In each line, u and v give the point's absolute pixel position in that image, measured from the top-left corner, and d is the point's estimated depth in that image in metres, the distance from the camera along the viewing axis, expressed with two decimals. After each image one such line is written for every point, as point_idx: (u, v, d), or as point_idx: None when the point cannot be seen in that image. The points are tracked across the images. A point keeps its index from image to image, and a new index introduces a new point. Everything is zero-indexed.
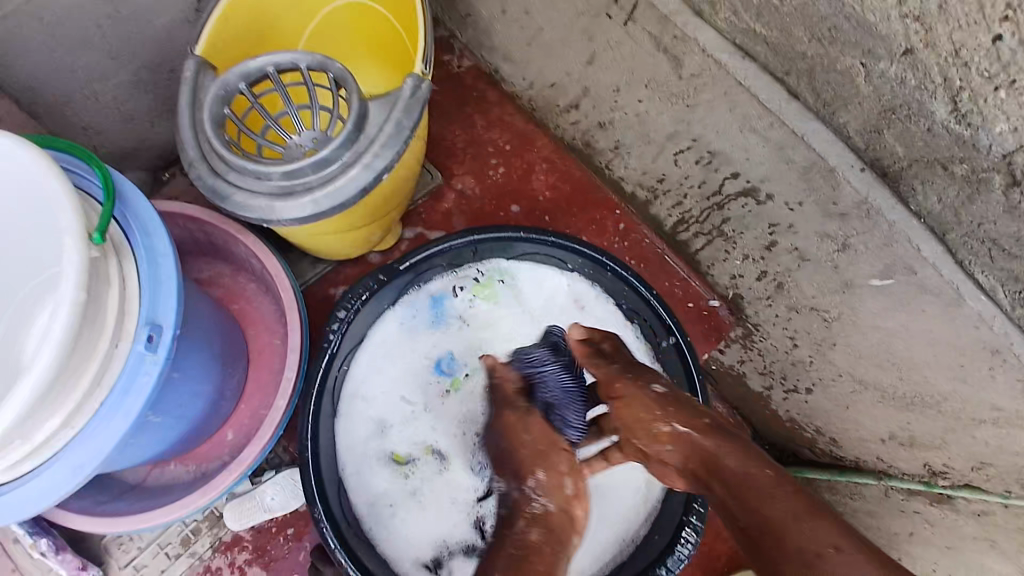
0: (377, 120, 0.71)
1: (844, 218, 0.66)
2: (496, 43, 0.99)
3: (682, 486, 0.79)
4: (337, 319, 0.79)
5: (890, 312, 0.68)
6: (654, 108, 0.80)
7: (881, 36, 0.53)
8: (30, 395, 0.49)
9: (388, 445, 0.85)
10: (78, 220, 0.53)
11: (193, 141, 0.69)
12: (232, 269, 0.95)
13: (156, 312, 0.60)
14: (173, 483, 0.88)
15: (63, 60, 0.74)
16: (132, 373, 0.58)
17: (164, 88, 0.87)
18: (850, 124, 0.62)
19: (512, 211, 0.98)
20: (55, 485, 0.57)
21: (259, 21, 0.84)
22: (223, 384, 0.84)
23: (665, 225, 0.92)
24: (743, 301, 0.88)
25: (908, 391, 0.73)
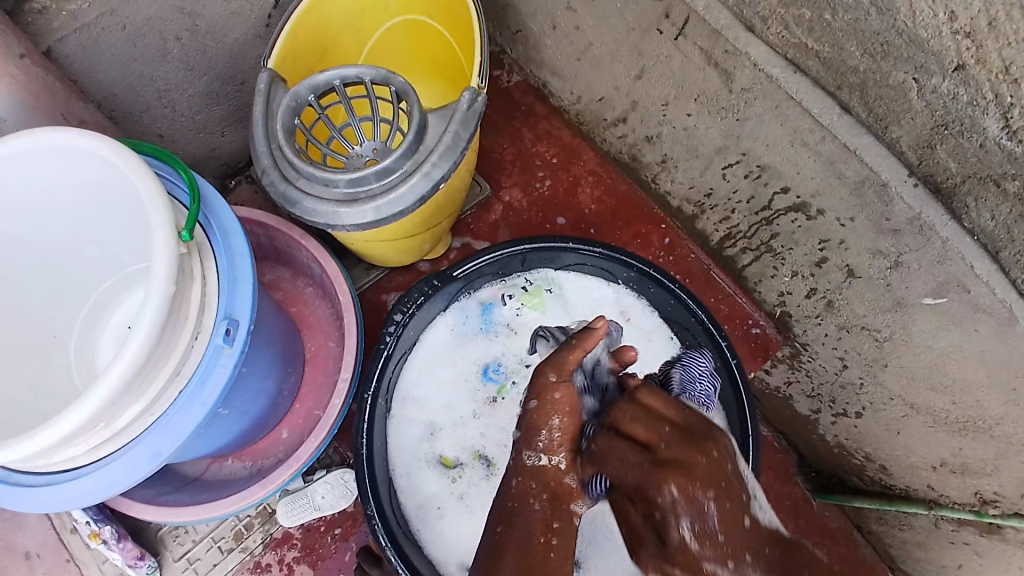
0: (436, 132, 0.74)
1: (896, 236, 0.66)
2: (545, 59, 1.01)
3: None
4: (392, 322, 0.84)
5: (940, 332, 0.67)
6: (703, 124, 0.80)
7: (934, 52, 0.53)
8: (119, 380, 0.53)
9: (436, 448, 0.86)
10: (166, 218, 0.57)
11: (265, 148, 0.73)
12: (291, 273, 0.99)
13: (232, 308, 0.64)
14: (232, 477, 0.92)
15: (142, 70, 0.80)
16: (209, 364, 0.62)
17: (231, 99, 0.92)
18: (901, 140, 0.60)
19: (559, 223, 1.02)
20: (135, 469, 0.61)
21: (325, 37, 0.89)
22: (282, 382, 0.88)
23: (711, 240, 0.95)
24: (791, 318, 0.89)
25: (961, 415, 0.71)
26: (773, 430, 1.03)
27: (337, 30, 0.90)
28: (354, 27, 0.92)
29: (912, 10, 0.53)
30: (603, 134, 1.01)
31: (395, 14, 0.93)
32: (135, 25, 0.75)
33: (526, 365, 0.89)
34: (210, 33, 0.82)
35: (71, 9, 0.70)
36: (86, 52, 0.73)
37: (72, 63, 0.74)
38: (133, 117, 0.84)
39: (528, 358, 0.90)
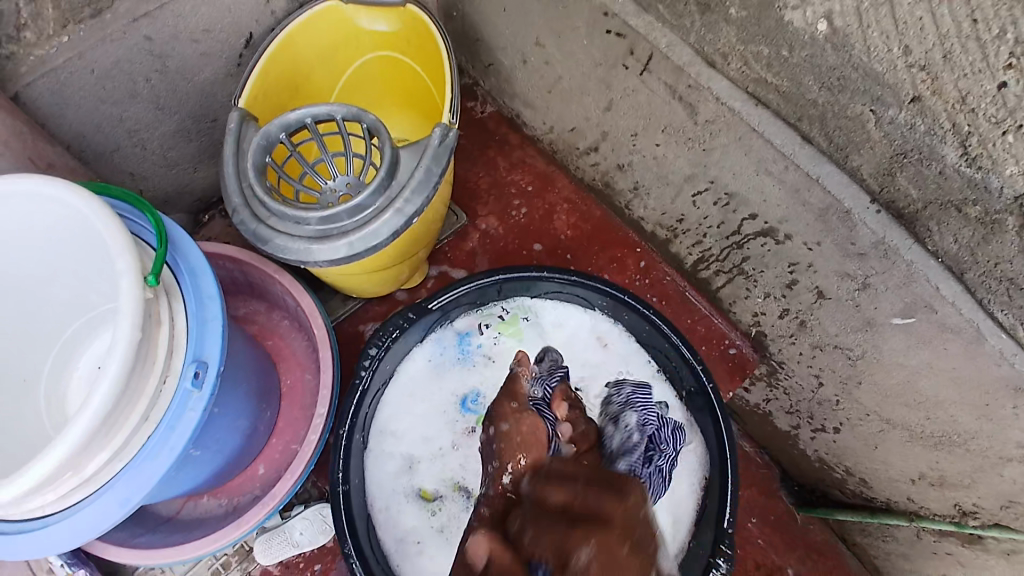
0: (409, 167, 0.75)
1: (863, 258, 0.67)
2: (516, 90, 1.03)
3: (708, 527, 0.76)
4: (367, 356, 0.84)
5: (911, 350, 0.69)
6: (671, 153, 0.82)
7: (889, 85, 0.55)
8: (84, 430, 0.52)
9: (415, 482, 0.85)
10: (132, 263, 0.57)
11: (237, 187, 0.73)
12: (266, 308, 0.99)
13: (201, 350, 0.63)
14: (207, 516, 0.90)
15: (111, 111, 0.79)
16: (178, 409, 0.61)
17: (203, 137, 0.92)
18: (862, 169, 0.62)
19: (536, 249, 1.02)
20: (103, 519, 0.59)
21: (296, 76, 0.89)
22: (258, 418, 0.87)
23: (685, 262, 0.97)
24: (766, 337, 0.90)
25: (936, 430, 0.73)
26: (754, 446, 1.04)
27: (308, 68, 0.90)
28: (325, 64, 0.92)
29: (866, 46, 0.54)
30: (576, 162, 1.02)
31: (368, 49, 0.93)
32: (104, 68, 0.74)
33: None
34: (180, 73, 0.82)
35: (39, 54, 0.69)
36: (53, 96, 0.73)
37: (39, 107, 0.73)
38: (103, 159, 0.84)
39: (506, 386, 0.90)
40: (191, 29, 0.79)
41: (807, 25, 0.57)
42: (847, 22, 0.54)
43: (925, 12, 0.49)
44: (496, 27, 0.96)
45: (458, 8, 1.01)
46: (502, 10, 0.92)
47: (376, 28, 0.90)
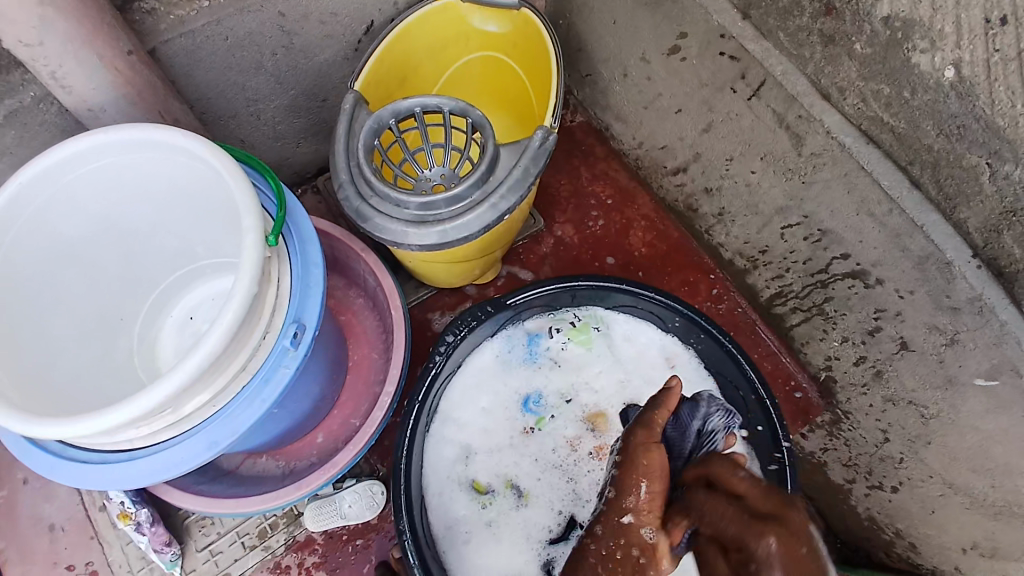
0: (507, 166, 0.78)
1: (955, 313, 0.66)
2: (611, 105, 1.05)
3: None
4: (443, 343, 0.87)
5: (989, 415, 0.67)
6: (766, 183, 0.82)
7: (1009, 140, 0.55)
8: (194, 370, 0.56)
9: (470, 472, 0.87)
10: (257, 222, 0.60)
11: (346, 165, 0.78)
12: (344, 283, 1.02)
13: (302, 312, 0.67)
14: (265, 475, 0.93)
15: (235, 78, 0.84)
16: (274, 363, 0.64)
17: (311, 113, 0.97)
18: (969, 222, 0.62)
19: (608, 263, 1.04)
20: (190, 457, 0.63)
21: (408, 66, 0.94)
22: (327, 388, 0.91)
23: (760, 296, 0.97)
24: (836, 385, 0.90)
25: (999, 499, 0.70)
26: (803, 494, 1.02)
27: (418, 61, 0.94)
28: (434, 59, 0.96)
29: (991, 99, 0.55)
30: (660, 181, 1.03)
31: (475, 49, 0.97)
32: (236, 38, 0.79)
33: (567, 400, 0.91)
34: (303, 51, 0.86)
35: (178, 14, 0.74)
36: (186, 56, 0.78)
37: (173, 63, 0.78)
38: (219, 121, 0.89)
39: (569, 394, 0.92)
40: (320, 12, 0.83)
41: (933, 70, 0.58)
42: (976, 72, 0.55)
43: None
44: (602, 40, 0.98)
45: (565, 18, 1.04)
46: (612, 25, 0.94)
47: (487, 29, 0.94)
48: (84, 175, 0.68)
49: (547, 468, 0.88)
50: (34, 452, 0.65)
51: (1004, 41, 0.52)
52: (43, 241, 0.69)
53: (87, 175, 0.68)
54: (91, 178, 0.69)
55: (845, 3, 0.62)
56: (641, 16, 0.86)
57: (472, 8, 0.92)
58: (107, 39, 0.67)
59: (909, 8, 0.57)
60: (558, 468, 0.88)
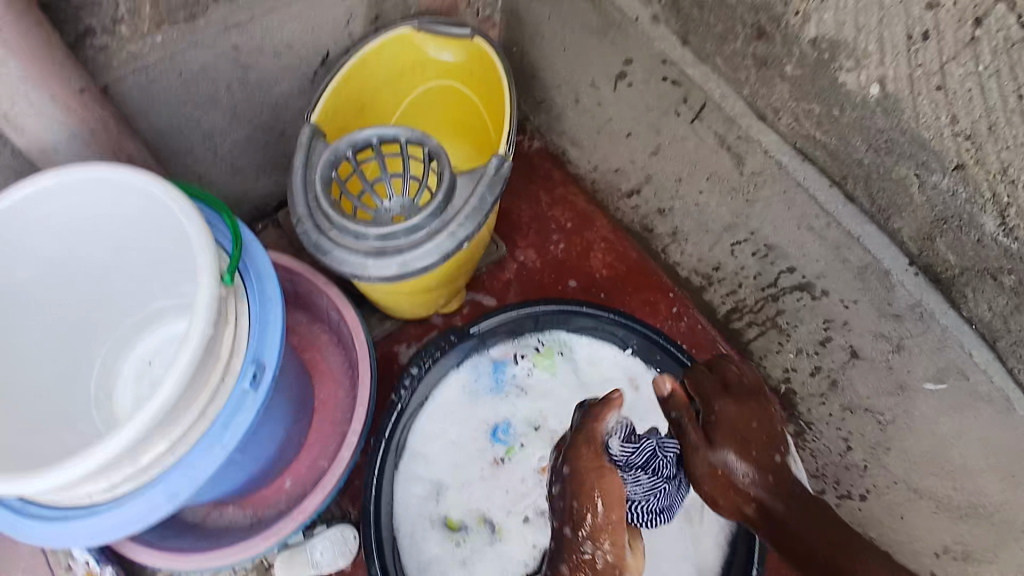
0: (462, 195, 0.79)
1: (899, 319, 0.68)
2: (566, 130, 1.07)
3: None
4: (407, 375, 0.87)
5: (943, 418, 0.69)
6: (714, 202, 0.84)
7: (935, 151, 0.58)
8: (151, 417, 0.55)
9: (441, 509, 0.87)
10: (211, 263, 0.60)
11: (303, 199, 0.78)
12: (308, 318, 1.01)
13: (261, 352, 0.67)
14: (231, 526, 0.91)
15: (190, 114, 0.85)
16: (235, 406, 0.64)
17: (268, 147, 0.97)
18: (903, 232, 0.64)
19: (570, 286, 1.05)
20: (152, 508, 0.62)
21: (364, 97, 0.95)
22: (292, 429, 0.90)
23: (718, 312, 0.98)
24: (796, 397, 0.91)
25: (962, 501, 0.72)
26: None
27: (374, 90, 0.96)
28: (391, 88, 0.98)
29: (915, 113, 0.58)
30: (617, 204, 1.05)
31: (430, 79, 0.99)
32: (190, 74, 0.80)
33: (536, 427, 0.91)
34: (259, 84, 0.87)
35: (131, 50, 0.74)
36: (141, 92, 0.78)
37: (126, 101, 0.78)
38: (176, 157, 0.89)
39: (538, 421, 0.92)
40: (273, 45, 0.84)
41: (860, 88, 0.61)
42: (899, 87, 0.58)
43: (973, 84, 0.53)
44: (554, 67, 1.01)
45: (518, 46, 1.06)
46: (563, 52, 0.96)
47: (441, 59, 0.96)
48: (37, 220, 0.69)
49: (519, 500, 0.88)
50: None
51: (924, 56, 0.55)
52: None
53: (38, 219, 0.69)
54: (44, 221, 0.69)
55: (775, 26, 0.65)
56: (589, 43, 0.89)
57: (427, 38, 0.93)
58: (60, 79, 0.67)
59: (834, 30, 0.60)
60: (529, 498, 0.88)
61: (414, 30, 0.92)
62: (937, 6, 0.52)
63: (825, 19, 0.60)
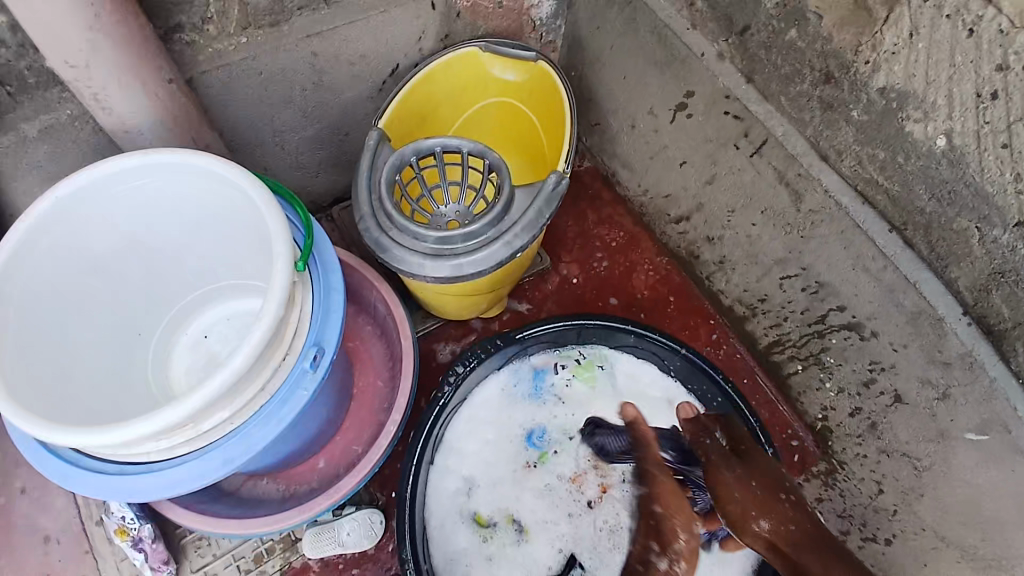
0: (521, 207, 0.81)
1: (947, 368, 0.69)
2: (618, 151, 1.09)
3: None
4: (452, 373, 0.90)
5: (980, 468, 0.69)
6: (766, 235, 0.86)
7: (997, 207, 0.59)
8: (220, 386, 0.58)
9: (471, 504, 0.89)
10: (288, 247, 0.63)
11: (367, 198, 0.81)
12: (354, 310, 1.03)
13: (321, 337, 0.69)
14: (264, 498, 0.93)
15: (265, 110, 0.88)
16: (293, 385, 0.66)
17: (333, 145, 1.01)
18: (959, 282, 0.65)
19: (611, 303, 1.06)
20: (204, 474, 0.64)
21: (429, 109, 0.98)
22: (333, 414, 0.93)
23: (759, 343, 0.99)
24: (832, 434, 0.92)
25: (989, 552, 0.71)
26: None
27: (436, 104, 0.98)
28: (452, 103, 1.00)
29: (980, 167, 0.59)
30: (664, 228, 1.07)
31: (492, 95, 1.01)
32: (270, 73, 0.83)
33: (570, 436, 0.93)
34: (332, 90, 0.90)
35: (216, 48, 0.78)
36: (222, 87, 0.81)
37: (208, 94, 0.82)
38: (246, 149, 0.93)
39: (572, 430, 0.93)
40: (351, 53, 0.87)
41: (927, 138, 0.62)
42: (966, 142, 0.59)
43: None
44: (613, 93, 1.03)
45: (577, 70, 1.09)
46: (623, 79, 0.98)
47: (504, 77, 0.99)
48: (120, 192, 0.71)
49: (548, 505, 0.89)
50: (46, 458, 0.65)
51: (993, 114, 0.56)
52: (72, 256, 0.71)
53: (120, 194, 0.71)
54: (125, 196, 0.72)
55: (844, 73, 0.67)
56: (651, 74, 0.91)
57: (492, 58, 0.96)
58: (153, 68, 0.71)
59: (903, 81, 0.62)
60: (557, 504, 0.89)
61: (480, 49, 0.95)
62: (1006, 69, 0.54)
63: (894, 70, 0.62)
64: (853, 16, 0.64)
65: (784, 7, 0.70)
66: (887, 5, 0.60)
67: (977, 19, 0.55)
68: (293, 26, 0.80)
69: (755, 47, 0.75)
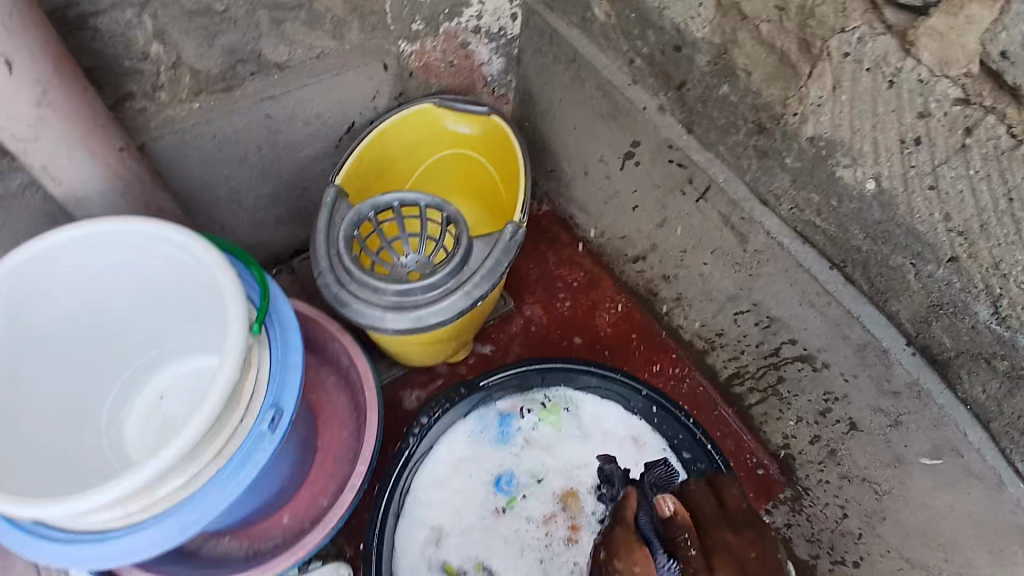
0: (479, 257, 0.83)
1: (897, 397, 0.72)
2: (574, 196, 1.12)
3: None
4: (417, 425, 0.91)
5: (936, 492, 0.71)
6: (717, 273, 0.88)
7: (929, 244, 0.62)
8: (176, 452, 0.58)
9: (440, 554, 0.88)
10: (244, 308, 0.64)
11: (325, 254, 0.82)
12: (316, 362, 1.03)
13: (279, 396, 0.69)
14: (226, 558, 0.91)
15: (221, 171, 0.89)
16: (251, 446, 0.66)
17: (290, 201, 1.01)
18: (900, 314, 0.68)
19: (575, 342, 1.08)
20: (161, 540, 0.63)
21: (387, 163, 1.00)
22: (298, 467, 0.92)
23: (719, 375, 1.01)
24: (795, 461, 0.93)
25: (952, 572, 0.73)
26: None
27: (394, 157, 1.00)
28: (410, 155, 1.02)
29: (909, 208, 0.62)
30: (622, 267, 1.10)
31: (447, 147, 1.03)
32: (225, 135, 0.84)
33: (538, 479, 0.93)
34: (288, 148, 0.92)
35: (169, 113, 0.79)
36: (176, 151, 0.82)
37: (163, 158, 0.82)
38: (203, 210, 0.93)
39: (540, 472, 0.94)
40: (306, 113, 0.89)
41: (856, 183, 0.65)
42: (894, 185, 0.62)
43: (966, 186, 0.57)
44: (565, 140, 1.06)
45: (529, 120, 1.12)
46: (573, 130, 1.01)
47: (459, 130, 1.01)
48: (72, 260, 0.71)
49: (518, 550, 0.89)
50: None
51: (917, 159, 0.59)
52: (23, 321, 0.70)
53: (74, 259, 0.71)
54: (79, 262, 0.71)
55: (775, 123, 0.70)
56: (599, 124, 0.94)
57: (447, 113, 0.98)
58: (104, 137, 0.71)
59: (830, 130, 0.65)
60: (529, 549, 0.89)
61: (436, 105, 0.97)
62: (928, 116, 0.57)
63: (821, 121, 0.65)
64: (781, 70, 0.67)
65: (715, 65, 0.73)
66: (808, 61, 0.64)
67: (897, 71, 0.58)
68: (246, 91, 0.82)
69: (693, 101, 0.78)
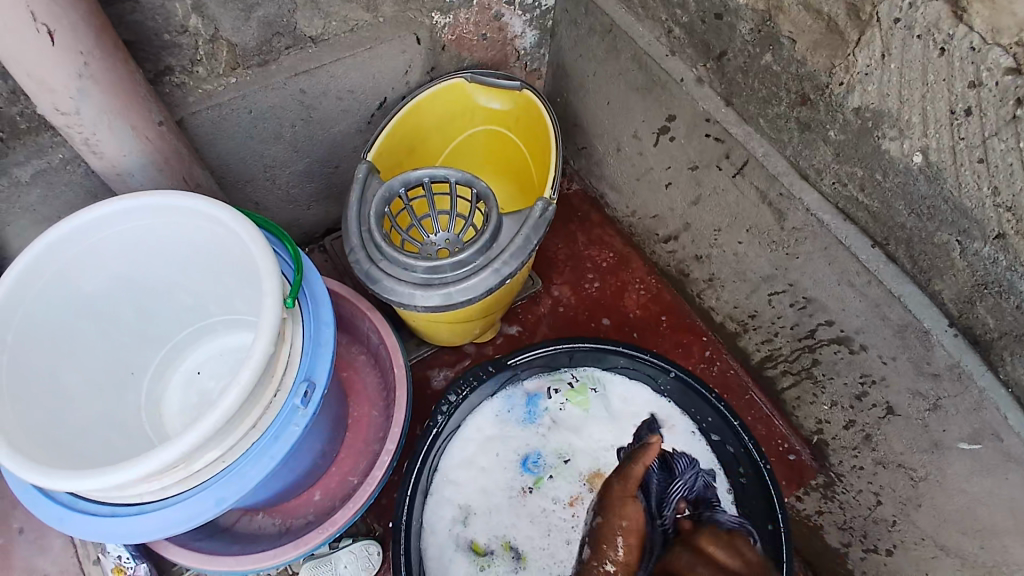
0: (509, 234, 0.82)
1: (937, 379, 0.69)
2: (605, 174, 1.11)
3: None
4: (446, 402, 0.90)
5: (974, 478, 0.69)
6: (752, 252, 0.87)
7: (976, 220, 0.60)
8: (212, 425, 0.58)
9: (468, 533, 0.88)
10: (277, 283, 0.64)
11: (356, 230, 0.82)
12: (348, 340, 1.04)
13: (312, 372, 0.69)
14: (259, 534, 0.93)
15: (255, 147, 0.89)
16: (284, 421, 0.66)
17: (322, 178, 1.02)
18: (943, 294, 0.66)
19: (604, 324, 1.07)
20: (197, 512, 0.64)
21: (418, 140, 0.99)
22: (328, 444, 0.93)
23: (751, 358, 1.00)
24: (828, 447, 0.92)
25: (987, 559, 0.72)
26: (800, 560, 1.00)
27: (425, 134, 1.00)
28: (441, 132, 1.01)
29: (958, 182, 0.60)
30: (653, 247, 1.08)
31: (479, 124, 1.03)
32: (259, 111, 0.85)
33: (565, 460, 0.93)
34: (321, 124, 0.92)
35: (206, 88, 0.80)
36: (211, 126, 0.83)
37: (198, 134, 0.83)
38: (238, 186, 0.94)
39: (567, 453, 0.93)
40: (338, 89, 0.88)
41: (903, 156, 0.63)
42: (942, 158, 0.60)
43: (1017, 159, 0.55)
44: (597, 117, 1.04)
45: (562, 96, 1.11)
46: (607, 104, 1.00)
47: (490, 106, 1.00)
48: (111, 235, 0.72)
49: (545, 530, 0.89)
50: (41, 501, 0.65)
51: (968, 130, 0.57)
52: (64, 295, 0.71)
53: (114, 235, 0.72)
54: (117, 237, 0.72)
55: (819, 95, 0.68)
56: (633, 98, 0.93)
57: (478, 88, 0.98)
58: (143, 111, 0.72)
59: (878, 101, 0.63)
60: (556, 530, 0.89)
61: (466, 80, 0.96)
62: (981, 85, 0.55)
63: (868, 91, 0.63)
64: (826, 38, 0.65)
65: (760, 32, 0.71)
66: (856, 28, 0.62)
67: (949, 38, 0.55)
68: (281, 64, 0.83)
69: (733, 71, 0.76)
